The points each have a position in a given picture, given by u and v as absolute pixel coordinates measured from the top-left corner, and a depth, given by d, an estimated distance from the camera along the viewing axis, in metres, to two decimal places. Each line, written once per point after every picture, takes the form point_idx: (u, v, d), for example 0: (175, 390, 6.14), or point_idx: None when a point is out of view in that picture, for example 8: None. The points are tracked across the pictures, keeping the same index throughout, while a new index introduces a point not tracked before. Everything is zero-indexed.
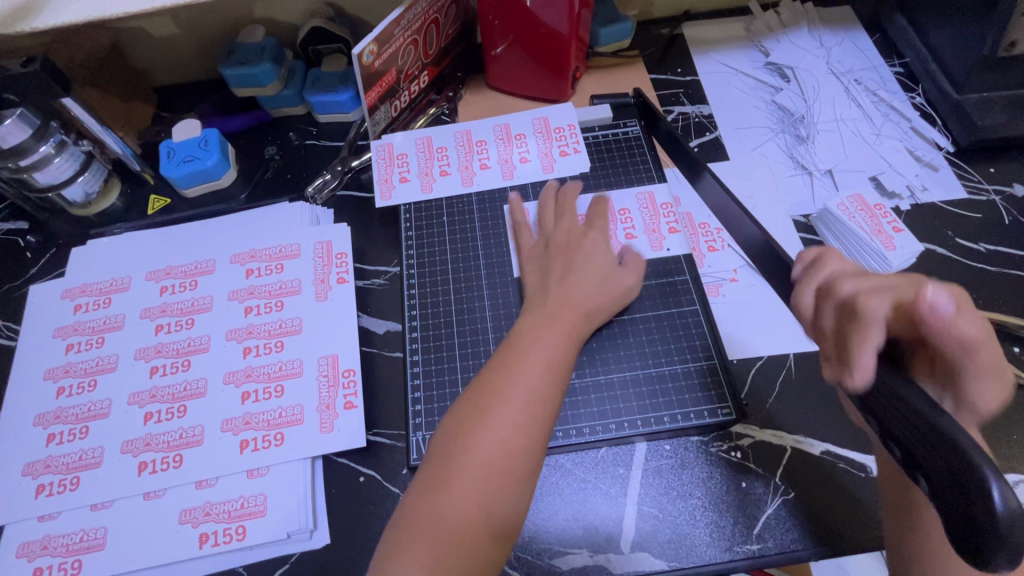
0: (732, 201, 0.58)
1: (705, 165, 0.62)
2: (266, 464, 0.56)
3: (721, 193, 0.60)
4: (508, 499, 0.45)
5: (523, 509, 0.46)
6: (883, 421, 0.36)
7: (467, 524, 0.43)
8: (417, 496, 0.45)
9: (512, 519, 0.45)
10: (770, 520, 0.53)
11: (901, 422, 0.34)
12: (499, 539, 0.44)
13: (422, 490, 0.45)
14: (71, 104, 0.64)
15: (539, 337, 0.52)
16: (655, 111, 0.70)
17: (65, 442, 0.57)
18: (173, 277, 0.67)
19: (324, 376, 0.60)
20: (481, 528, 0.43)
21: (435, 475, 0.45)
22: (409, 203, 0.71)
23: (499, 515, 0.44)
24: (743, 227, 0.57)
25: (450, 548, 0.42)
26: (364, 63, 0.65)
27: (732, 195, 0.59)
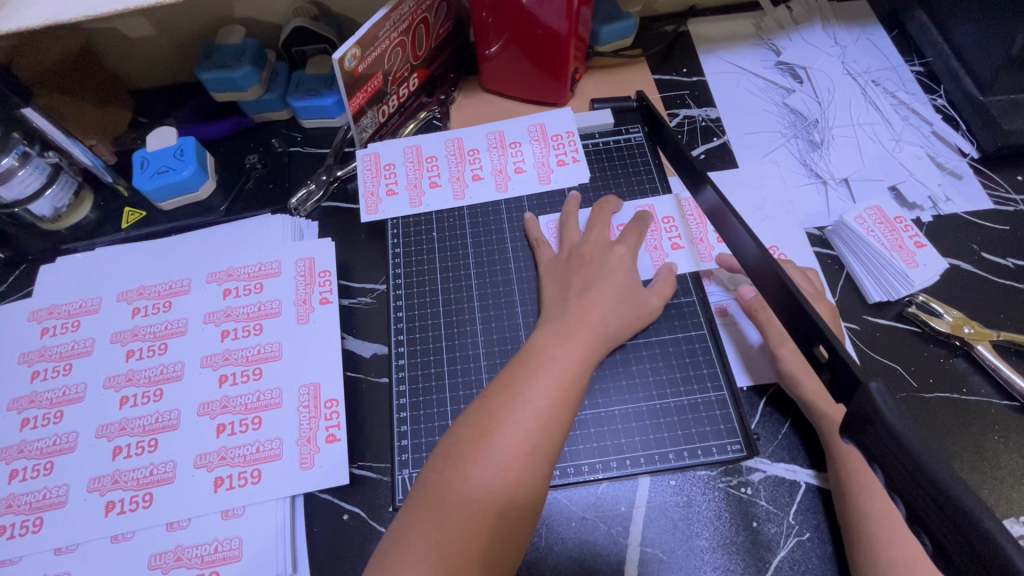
0: (728, 211, 0.49)
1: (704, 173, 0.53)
2: (242, 504, 0.52)
3: (717, 202, 0.51)
4: (504, 535, 0.41)
5: (518, 545, 0.42)
6: (910, 506, 0.31)
7: (458, 560, 0.39)
8: (406, 525, 0.41)
9: (505, 557, 0.41)
10: (782, 564, 0.49)
11: (929, 510, 0.30)
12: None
13: (412, 518, 0.41)
14: (33, 115, 0.60)
15: (549, 358, 0.49)
16: (657, 115, 0.65)
17: (28, 479, 0.54)
18: (145, 298, 0.63)
19: (305, 407, 0.56)
20: (473, 565, 0.39)
21: (428, 502, 0.41)
22: (396, 217, 0.67)
23: (493, 550, 0.40)
24: (740, 242, 0.48)
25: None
26: (346, 67, 0.61)
27: (730, 204, 0.50)
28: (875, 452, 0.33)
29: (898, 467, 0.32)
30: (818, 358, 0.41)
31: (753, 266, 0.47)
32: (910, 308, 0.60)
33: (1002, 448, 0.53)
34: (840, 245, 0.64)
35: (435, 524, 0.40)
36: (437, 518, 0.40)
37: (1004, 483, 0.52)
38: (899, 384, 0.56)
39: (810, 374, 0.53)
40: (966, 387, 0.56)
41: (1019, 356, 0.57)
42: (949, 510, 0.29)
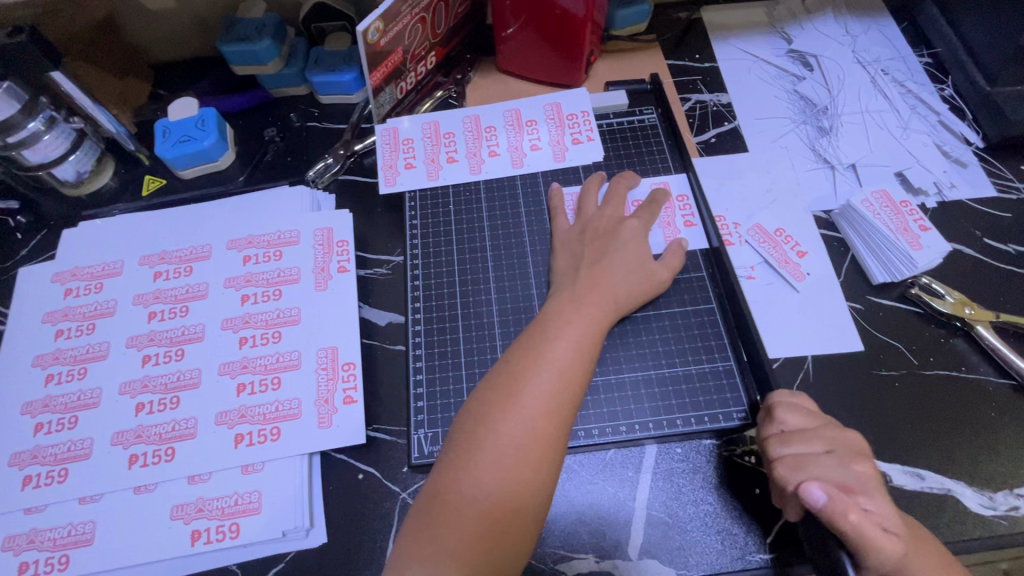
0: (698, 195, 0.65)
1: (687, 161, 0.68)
2: (262, 460, 0.54)
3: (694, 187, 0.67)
4: (533, 488, 0.43)
5: (546, 499, 0.43)
6: None
7: (492, 511, 0.41)
8: (438, 483, 0.43)
9: (534, 509, 0.43)
10: (784, 529, 0.51)
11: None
12: (521, 530, 0.42)
13: (444, 476, 0.43)
14: (63, 80, 0.62)
15: (566, 322, 0.50)
16: (678, 134, 0.70)
17: (53, 431, 0.55)
18: (167, 262, 0.64)
19: (323, 369, 0.58)
20: (503, 519, 0.41)
21: (459, 461, 0.43)
22: (414, 190, 0.68)
23: (521, 505, 0.42)
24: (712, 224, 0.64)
25: (472, 536, 0.40)
26: (368, 41, 0.62)
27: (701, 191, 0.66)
28: None
29: None
30: None
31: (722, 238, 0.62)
32: (912, 289, 0.61)
33: (999, 423, 0.55)
34: (846, 227, 0.65)
35: (467, 479, 0.42)
36: (469, 474, 0.42)
37: (1000, 457, 0.54)
38: (901, 362, 0.58)
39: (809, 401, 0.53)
40: (965, 365, 0.58)
41: (1017, 337, 0.59)
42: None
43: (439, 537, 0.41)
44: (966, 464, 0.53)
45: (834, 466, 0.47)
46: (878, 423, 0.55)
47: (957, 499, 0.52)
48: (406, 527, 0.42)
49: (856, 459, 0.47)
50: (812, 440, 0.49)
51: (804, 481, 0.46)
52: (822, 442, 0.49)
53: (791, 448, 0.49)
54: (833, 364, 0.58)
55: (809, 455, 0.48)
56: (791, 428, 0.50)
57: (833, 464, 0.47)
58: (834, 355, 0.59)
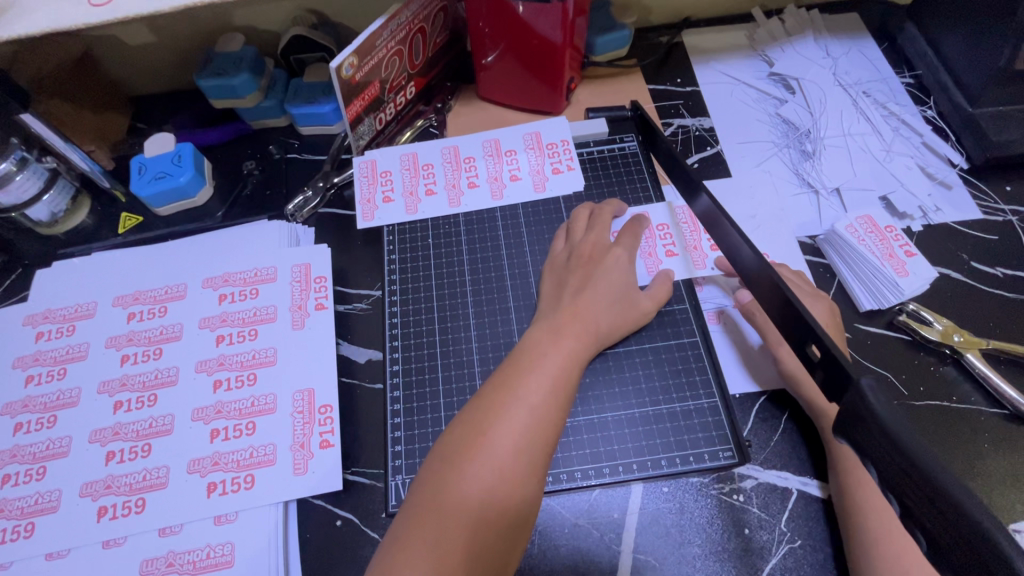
0: (723, 218, 0.50)
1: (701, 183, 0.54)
2: (235, 510, 0.52)
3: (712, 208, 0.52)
4: (500, 531, 0.41)
5: (513, 543, 0.42)
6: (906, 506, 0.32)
7: (457, 557, 0.39)
8: (404, 524, 0.41)
9: (502, 549, 0.41)
10: (774, 571, 0.49)
11: (932, 517, 0.30)
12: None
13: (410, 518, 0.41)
14: (32, 121, 0.61)
15: (541, 356, 0.49)
16: (651, 123, 0.66)
17: (20, 483, 0.54)
18: (141, 303, 0.63)
19: (299, 412, 0.56)
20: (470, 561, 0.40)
21: (425, 501, 0.41)
22: (392, 224, 0.68)
23: (488, 550, 0.40)
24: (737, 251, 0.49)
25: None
26: (343, 76, 0.62)
27: (723, 210, 0.51)
28: (869, 451, 0.34)
29: (891, 462, 0.32)
30: (811, 358, 0.41)
31: (750, 273, 0.48)
32: (900, 316, 0.60)
33: (991, 454, 0.54)
34: (831, 253, 0.64)
35: (434, 522, 0.40)
36: (436, 517, 0.40)
37: (992, 490, 0.52)
38: (890, 391, 0.57)
39: (807, 376, 0.54)
40: (956, 394, 0.57)
41: (1008, 363, 0.58)
42: (957, 521, 0.29)
43: None
44: None
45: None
46: None
47: None
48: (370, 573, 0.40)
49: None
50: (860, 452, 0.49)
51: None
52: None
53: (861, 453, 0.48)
54: None
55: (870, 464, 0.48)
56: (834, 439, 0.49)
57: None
58: None
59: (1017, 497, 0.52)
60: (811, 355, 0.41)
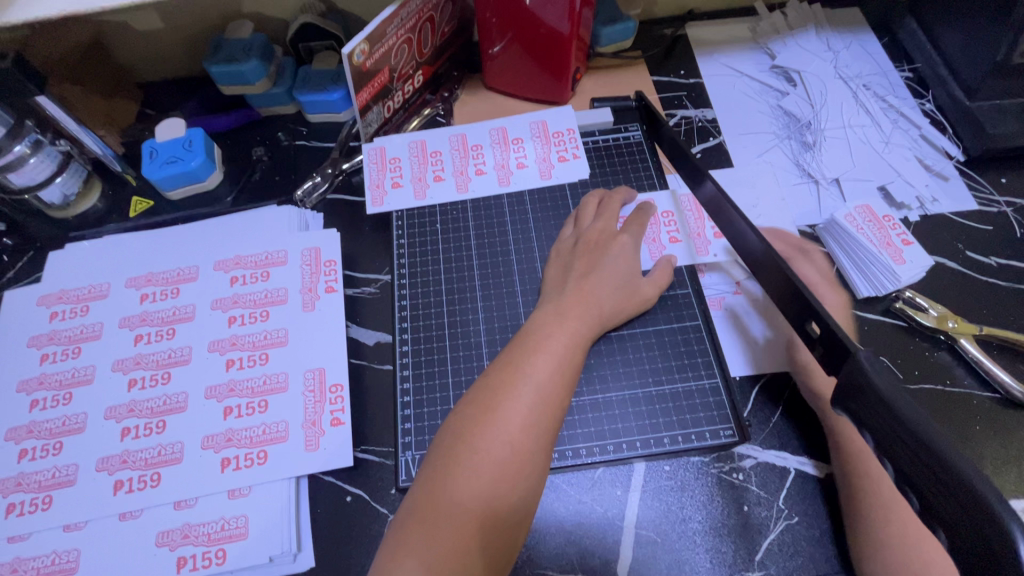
0: (728, 203, 0.53)
1: (705, 170, 0.56)
2: (248, 484, 0.53)
3: (716, 194, 0.55)
4: (512, 504, 0.43)
5: (523, 516, 0.44)
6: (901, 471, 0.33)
7: (468, 528, 0.41)
8: (417, 497, 0.43)
9: (513, 521, 0.43)
10: (772, 546, 0.51)
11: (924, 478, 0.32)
12: (499, 545, 0.42)
13: (424, 492, 0.43)
14: (48, 104, 0.62)
15: (548, 335, 0.51)
16: (656, 113, 0.68)
17: (37, 458, 0.55)
18: (154, 284, 0.64)
19: (310, 391, 0.58)
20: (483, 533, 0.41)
21: (437, 475, 0.43)
22: (400, 209, 0.69)
23: (497, 523, 0.42)
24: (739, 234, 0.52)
25: (453, 554, 0.40)
26: (354, 63, 0.63)
27: (727, 196, 0.54)
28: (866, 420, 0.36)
29: None
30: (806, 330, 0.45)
31: (749, 253, 0.51)
32: (896, 303, 0.62)
33: (982, 436, 0.55)
34: (831, 241, 0.66)
35: (446, 494, 0.42)
36: (448, 490, 0.42)
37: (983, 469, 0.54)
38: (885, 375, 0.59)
39: None
40: (949, 378, 0.58)
41: (1000, 349, 0.59)
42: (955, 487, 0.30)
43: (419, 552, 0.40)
44: None
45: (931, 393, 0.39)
46: None
47: None
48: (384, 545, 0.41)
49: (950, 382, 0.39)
50: None
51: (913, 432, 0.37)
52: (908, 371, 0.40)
53: None
54: None
55: None
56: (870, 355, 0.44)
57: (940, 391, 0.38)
58: None
59: (1007, 477, 0.54)
60: (807, 328, 0.45)
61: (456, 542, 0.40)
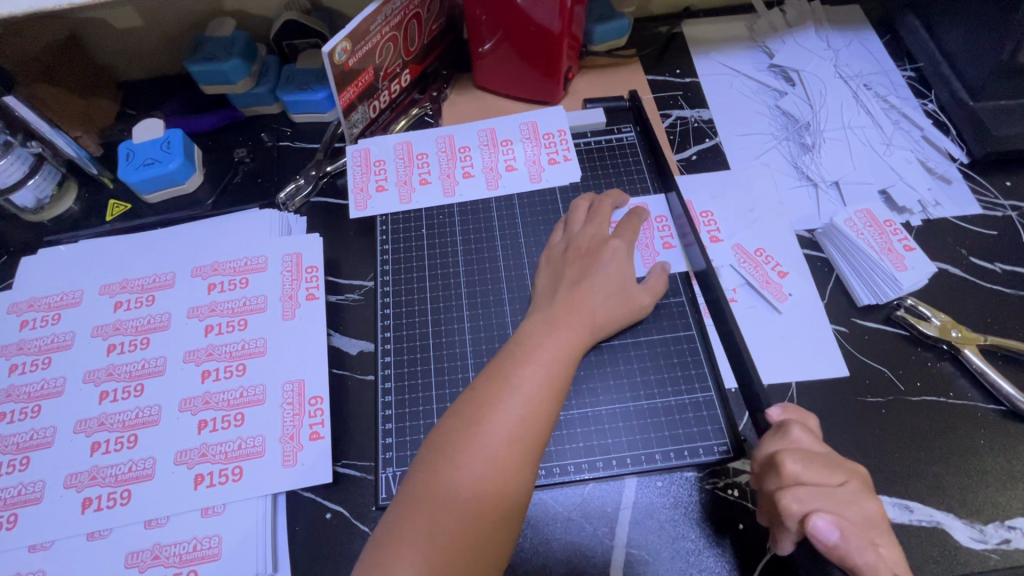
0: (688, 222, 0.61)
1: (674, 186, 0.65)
2: (223, 502, 0.51)
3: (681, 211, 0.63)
4: (495, 524, 0.41)
5: (508, 537, 0.41)
6: None
7: (447, 549, 0.39)
8: (395, 516, 0.41)
9: (497, 544, 0.41)
10: (768, 568, 0.49)
11: None
12: (482, 568, 0.40)
13: (402, 513, 0.40)
14: (17, 104, 0.59)
15: (536, 346, 0.49)
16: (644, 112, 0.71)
17: (3, 474, 0.53)
18: (128, 291, 0.62)
19: (289, 403, 0.55)
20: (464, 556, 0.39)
21: (417, 494, 0.41)
22: (385, 213, 0.66)
23: (480, 545, 0.40)
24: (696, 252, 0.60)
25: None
26: (336, 61, 0.60)
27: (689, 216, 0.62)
28: None
29: None
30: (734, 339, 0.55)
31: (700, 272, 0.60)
32: (898, 311, 0.60)
33: (988, 450, 0.53)
34: (830, 247, 0.64)
35: (424, 512, 0.40)
36: (427, 508, 0.40)
37: (988, 486, 0.52)
38: (887, 387, 0.57)
39: None
40: (953, 390, 0.56)
41: (1005, 359, 0.57)
42: None
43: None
44: (955, 496, 0.52)
45: (848, 499, 0.42)
46: (864, 454, 0.53)
47: (947, 532, 0.50)
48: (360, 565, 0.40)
49: (865, 494, 0.43)
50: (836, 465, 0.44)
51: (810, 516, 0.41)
52: (843, 472, 0.44)
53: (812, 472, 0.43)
54: (818, 392, 0.56)
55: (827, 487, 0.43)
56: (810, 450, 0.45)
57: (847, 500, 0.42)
58: (816, 380, 0.57)
59: (1014, 494, 0.52)
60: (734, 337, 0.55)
61: (434, 565, 0.38)
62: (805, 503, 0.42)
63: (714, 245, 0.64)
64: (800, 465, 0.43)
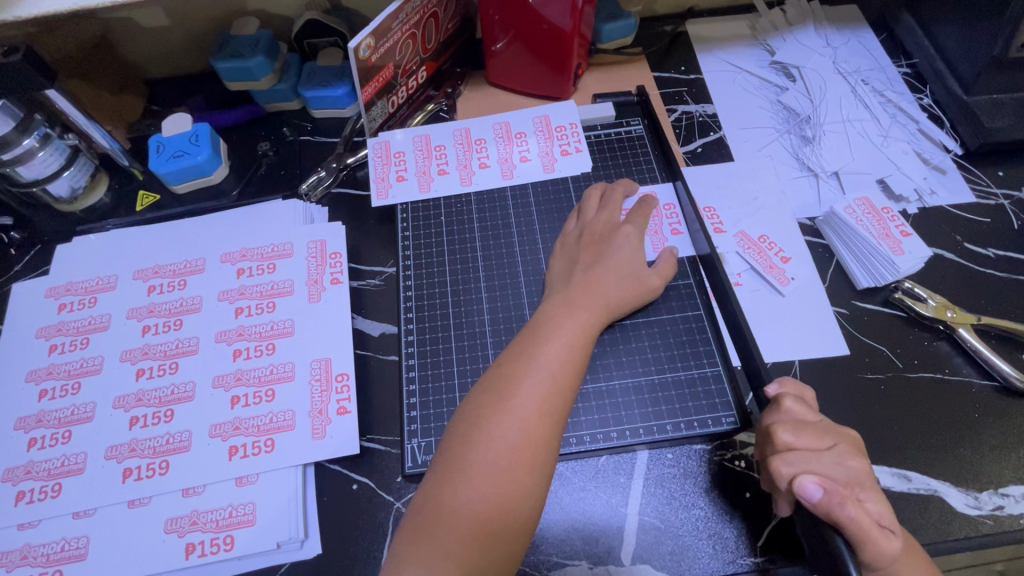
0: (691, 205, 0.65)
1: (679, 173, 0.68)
2: (256, 472, 0.54)
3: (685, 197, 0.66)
4: (527, 489, 0.43)
5: (539, 502, 0.44)
6: None
7: (484, 512, 0.42)
8: (434, 483, 0.43)
9: (528, 507, 0.43)
10: (775, 533, 0.51)
11: None
12: (516, 529, 0.43)
13: (439, 480, 0.43)
14: (56, 97, 0.62)
15: (558, 325, 0.52)
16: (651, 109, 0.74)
17: (47, 446, 0.55)
18: (161, 276, 0.65)
19: (316, 380, 0.58)
20: (498, 519, 0.42)
21: (453, 462, 0.44)
22: (405, 202, 0.69)
23: (515, 508, 0.43)
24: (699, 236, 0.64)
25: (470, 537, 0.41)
26: (360, 57, 0.63)
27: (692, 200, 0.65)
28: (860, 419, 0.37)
29: None
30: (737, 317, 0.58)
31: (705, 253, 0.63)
32: (896, 293, 0.62)
33: (981, 423, 0.56)
34: (831, 233, 0.66)
35: (462, 479, 0.43)
36: (464, 475, 0.43)
37: (983, 457, 0.55)
38: (885, 365, 0.59)
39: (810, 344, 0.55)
40: (948, 368, 0.59)
41: (998, 339, 0.60)
42: None
43: (436, 536, 0.41)
44: (951, 467, 0.54)
45: (836, 462, 0.46)
46: (863, 427, 0.56)
47: (943, 499, 0.53)
48: (402, 529, 0.42)
49: (854, 456, 0.46)
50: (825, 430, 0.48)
51: (798, 476, 0.45)
52: (833, 437, 0.48)
53: (801, 437, 0.47)
54: (820, 369, 0.59)
55: (816, 451, 0.46)
56: (804, 419, 0.48)
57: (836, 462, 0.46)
58: (818, 358, 0.60)
59: (1007, 465, 0.54)
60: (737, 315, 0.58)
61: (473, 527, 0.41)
62: (795, 466, 0.46)
63: (719, 236, 0.66)
64: (792, 434, 0.47)
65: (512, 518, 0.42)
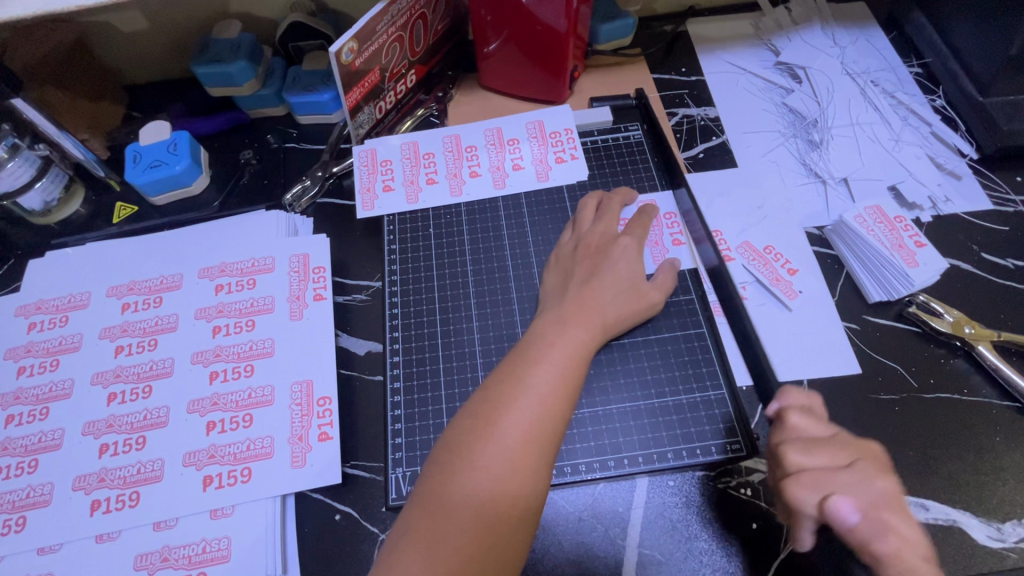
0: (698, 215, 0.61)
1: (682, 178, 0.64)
2: (232, 503, 0.51)
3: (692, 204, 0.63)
4: (513, 522, 0.40)
5: (527, 535, 0.41)
6: None
7: (465, 549, 0.39)
8: (411, 517, 0.40)
9: (514, 543, 0.40)
10: (785, 568, 0.48)
11: None
12: (502, 567, 0.39)
13: (417, 513, 0.40)
14: (24, 106, 0.59)
15: (549, 344, 0.48)
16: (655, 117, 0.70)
17: (11, 477, 0.52)
18: (136, 293, 0.62)
19: (297, 404, 0.55)
20: (481, 556, 0.39)
21: (432, 494, 0.41)
22: (392, 213, 0.66)
23: (499, 545, 0.39)
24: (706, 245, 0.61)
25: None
26: (343, 61, 0.60)
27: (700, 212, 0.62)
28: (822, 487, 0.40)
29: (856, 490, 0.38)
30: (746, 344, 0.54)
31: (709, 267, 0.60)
32: (910, 307, 0.59)
33: (1003, 448, 0.53)
34: (840, 244, 0.63)
35: (443, 513, 0.40)
36: (445, 508, 0.40)
37: (1006, 485, 0.51)
38: (899, 384, 0.56)
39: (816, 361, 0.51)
40: (966, 388, 0.56)
41: (1020, 356, 0.57)
42: None
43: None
44: (971, 495, 0.51)
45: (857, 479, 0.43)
46: None
47: (964, 531, 0.49)
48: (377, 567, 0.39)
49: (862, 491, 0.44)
50: (837, 444, 0.45)
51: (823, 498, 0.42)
52: (849, 452, 0.44)
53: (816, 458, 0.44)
54: (830, 390, 0.56)
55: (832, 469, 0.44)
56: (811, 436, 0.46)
57: (857, 480, 0.42)
58: (828, 378, 0.56)
59: None
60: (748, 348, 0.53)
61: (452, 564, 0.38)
62: (814, 488, 0.43)
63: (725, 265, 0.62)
64: (802, 454, 0.44)
65: (497, 555, 0.39)
